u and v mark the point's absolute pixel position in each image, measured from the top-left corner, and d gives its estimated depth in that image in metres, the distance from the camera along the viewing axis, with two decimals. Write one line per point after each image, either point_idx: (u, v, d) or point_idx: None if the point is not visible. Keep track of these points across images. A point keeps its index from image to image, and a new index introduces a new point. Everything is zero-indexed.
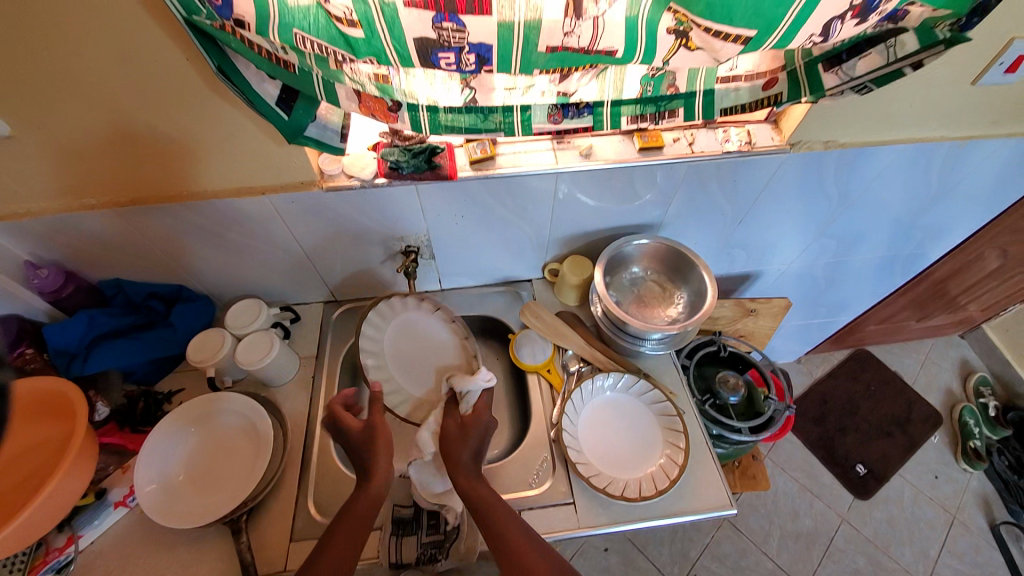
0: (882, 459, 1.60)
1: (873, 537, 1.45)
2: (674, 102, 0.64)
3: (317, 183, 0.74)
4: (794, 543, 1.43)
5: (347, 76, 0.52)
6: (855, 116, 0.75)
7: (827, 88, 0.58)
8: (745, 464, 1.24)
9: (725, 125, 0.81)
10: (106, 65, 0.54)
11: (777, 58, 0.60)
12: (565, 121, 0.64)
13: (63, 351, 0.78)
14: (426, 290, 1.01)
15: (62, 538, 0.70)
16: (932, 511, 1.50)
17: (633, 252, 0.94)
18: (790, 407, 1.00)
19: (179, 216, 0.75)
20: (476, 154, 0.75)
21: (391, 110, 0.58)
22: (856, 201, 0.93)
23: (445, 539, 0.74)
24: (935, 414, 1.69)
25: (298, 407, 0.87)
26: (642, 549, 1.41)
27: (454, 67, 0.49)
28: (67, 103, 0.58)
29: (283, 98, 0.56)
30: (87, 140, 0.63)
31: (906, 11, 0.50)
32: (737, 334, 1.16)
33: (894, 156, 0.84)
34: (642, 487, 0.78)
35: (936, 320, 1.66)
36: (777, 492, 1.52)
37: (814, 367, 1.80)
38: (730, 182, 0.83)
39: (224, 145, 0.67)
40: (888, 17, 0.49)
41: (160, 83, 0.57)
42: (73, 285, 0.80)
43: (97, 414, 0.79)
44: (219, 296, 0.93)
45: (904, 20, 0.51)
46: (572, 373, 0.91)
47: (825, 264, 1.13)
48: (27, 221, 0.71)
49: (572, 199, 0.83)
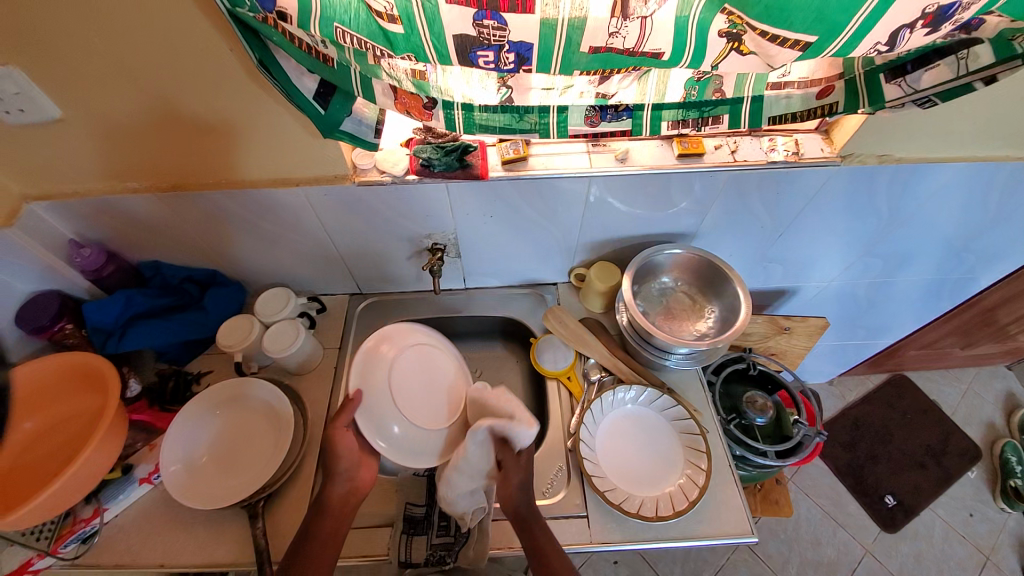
0: (914, 492, 1.51)
1: (900, 573, 1.37)
2: (721, 108, 0.61)
3: (349, 177, 0.74)
4: (814, 572, 1.37)
5: (385, 71, 0.52)
6: (913, 130, 0.70)
7: (887, 100, 0.54)
8: (767, 488, 1.19)
9: (771, 133, 0.77)
10: (152, 54, 0.56)
11: (835, 65, 0.57)
12: (603, 124, 0.62)
13: (101, 328, 0.81)
14: (451, 288, 1.00)
15: (89, 509, 0.72)
16: (966, 550, 1.41)
17: (664, 262, 0.91)
18: (821, 434, 0.95)
19: (214, 204, 0.76)
20: (509, 154, 0.73)
21: (426, 108, 0.57)
22: (907, 219, 0.87)
23: (455, 543, 0.73)
24: (976, 448, 1.59)
25: (318, 397, 0.88)
26: (653, 564, 1.37)
27: (493, 65, 0.48)
28: (116, 90, 0.60)
29: (320, 93, 0.55)
30: (133, 126, 0.65)
31: (982, 20, 0.45)
32: (768, 352, 1.12)
33: (952, 174, 0.78)
34: (660, 506, 0.76)
35: (984, 349, 1.56)
36: (799, 517, 1.46)
37: (847, 390, 1.72)
38: (771, 194, 0.79)
39: (261, 136, 0.68)
40: (961, 27, 0.46)
41: (204, 74, 0.58)
42: (113, 265, 0.83)
43: (129, 391, 0.81)
44: (249, 283, 0.95)
45: (977, 31, 0.47)
46: (593, 382, 0.89)
47: (868, 283, 1.07)
48: (73, 201, 0.74)
49: (604, 204, 0.81)
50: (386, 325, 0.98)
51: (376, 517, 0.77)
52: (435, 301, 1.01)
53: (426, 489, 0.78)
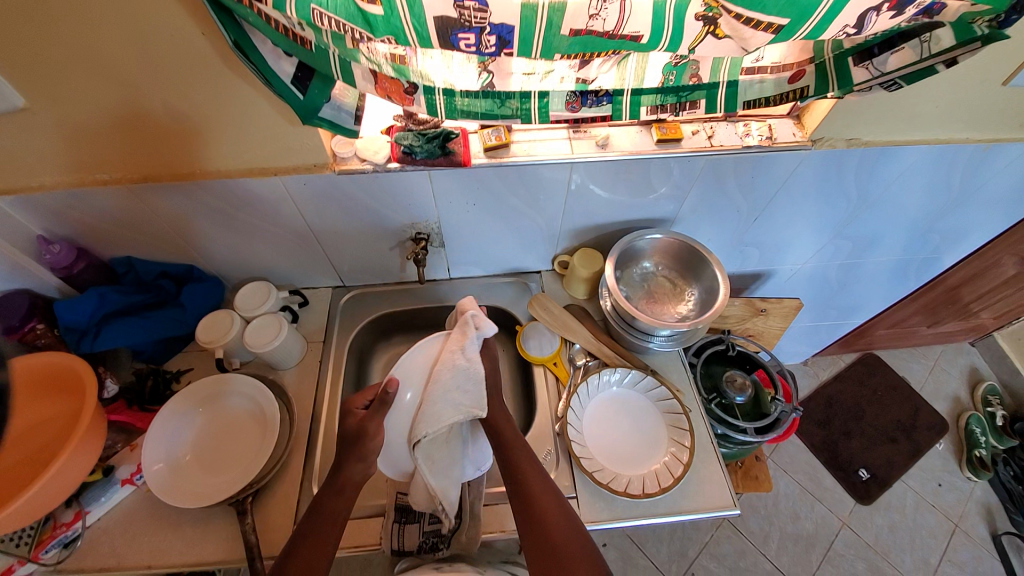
0: (885, 464, 1.59)
1: (874, 543, 1.44)
2: (697, 93, 0.62)
3: (328, 166, 0.73)
4: (793, 545, 1.43)
5: (363, 54, 0.51)
6: (879, 113, 0.73)
7: (855, 83, 0.57)
8: (748, 465, 1.23)
9: (745, 119, 0.79)
10: (120, 38, 0.54)
11: (806, 49, 0.58)
12: (583, 110, 0.62)
13: (74, 328, 0.79)
14: (435, 279, 1.00)
15: (70, 513, 0.71)
16: (934, 519, 1.49)
17: (646, 247, 0.92)
18: (798, 410, 0.99)
19: (190, 196, 0.74)
20: (491, 141, 0.73)
21: (407, 92, 0.57)
22: (875, 202, 0.91)
23: (445, 530, 0.75)
24: (942, 422, 1.67)
25: (304, 391, 0.87)
26: (640, 545, 1.41)
27: (475, 48, 0.48)
28: (82, 78, 0.57)
29: (298, 76, 0.55)
30: (100, 116, 0.63)
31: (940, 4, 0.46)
32: (746, 334, 1.15)
33: (916, 158, 0.82)
34: (646, 484, 0.78)
35: (947, 327, 1.64)
36: (778, 493, 1.52)
37: (821, 370, 1.79)
38: (747, 178, 0.81)
39: (237, 125, 0.66)
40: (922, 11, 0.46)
41: (174, 61, 0.57)
42: (83, 262, 0.80)
43: (107, 391, 0.80)
44: (228, 278, 0.93)
45: (940, 15, 0.47)
46: (579, 367, 0.90)
47: (839, 265, 1.12)
48: (41, 195, 0.71)
49: (585, 190, 0.81)
50: (370, 317, 0.98)
51: (367, 508, 0.76)
52: (420, 292, 1.00)
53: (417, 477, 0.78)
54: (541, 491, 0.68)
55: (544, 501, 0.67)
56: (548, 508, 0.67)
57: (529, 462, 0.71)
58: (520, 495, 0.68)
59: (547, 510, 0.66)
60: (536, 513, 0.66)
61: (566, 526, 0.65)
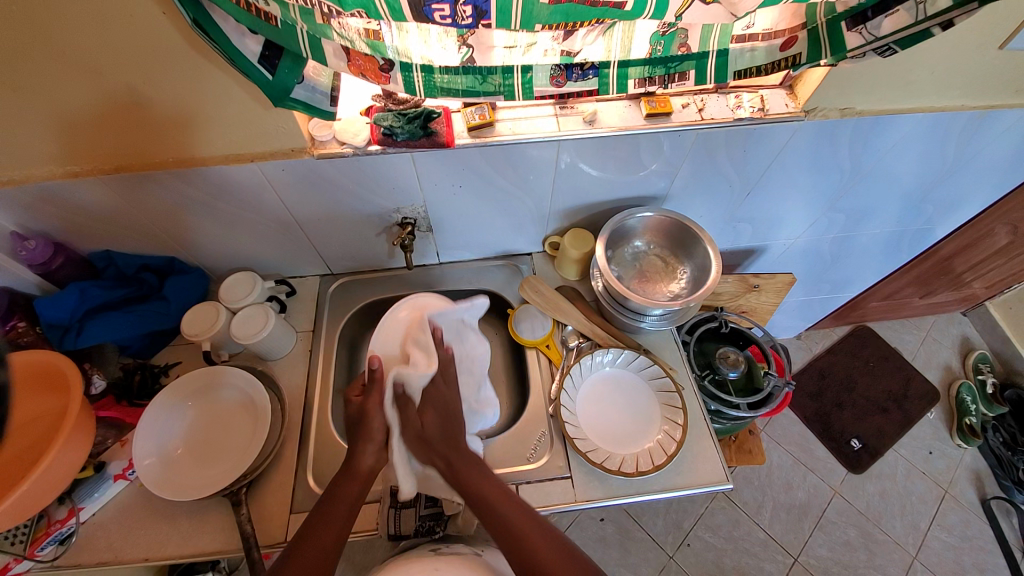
0: (877, 434, 1.61)
1: (866, 510, 1.48)
2: (686, 64, 0.59)
3: (307, 151, 0.70)
4: (787, 514, 1.46)
5: (335, 31, 0.49)
6: (873, 81, 0.71)
7: (849, 48, 0.54)
8: (741, 438, 1.24)
9: (736, 90, 0.77)
10: (75, 19, 0.50)
11: (798, 14, 0.55)
12: (569, 84, 0.60)
13: (56, 324, 0.77)
14: (424, 264, 0.99)
15: (63, 510, 0.70)
16: (924, 485, 1.53)
17: (637, 225, 0.91)
18: (790, 384, 1.00)
19: (166, 185, 0.72)
20: (474, 120, 0.71)
21: (383, 70, 0.55)
22: (868, 174, 0.90)
23: (442, 512, 0.77)
24: (933, 391, 1.69)
25: (295, 381, 0.86)
26: (637, 519, 1.44)
27: (450, 20, 0.45)
28: (39, 63, 0.54)
29: (266, 56, 0.52)
30: (62, 103, 0.60)
31: None
32: (739, 310, 1.15)
33: (911, 127, 0.80)
34: (640, 462, 0.78)
35: (939, 297, 1.64)
36: (772, 465, 1.54)
37: (814, 343, 1.80)
38: (738, 152, 0.80)
39: (209, 110, 0.63)
40: None
41: (137, 42, 0.54)
42: (61, 257, 0.78)
43: (93, 387, 0.78)
44: (212, 269, 0.91)
45: None
46: (572, 348, 0.90)
47: (832, 239, 1.11)
48: (10, 190, 0.68)
49: (575, 169, 0.79)
50: (360, 304, 0.96)
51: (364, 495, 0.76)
52: (410, 278, 0.99)
53: None
54: (521, 518, 0.63)
55: (528, 531, 0.61)
56: (533, 533, 0.62)
57: (495, 488, 0.66)
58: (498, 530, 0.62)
59: (532, 536, 0.61)
60: (520, 542, 0.61)
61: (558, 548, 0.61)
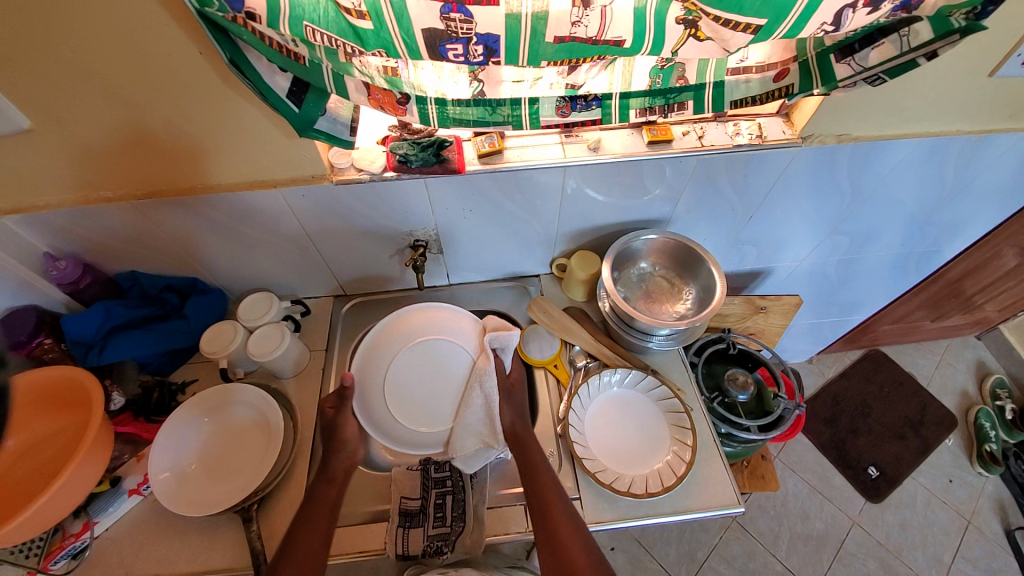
0: (895, 462, 1.57)
1: (886, 541, 1.42)
2: (685, 94, 0.63)
3: (327, 177, 0.74)
4: (804, 545, 1.41)
5: (357, 69, 0.53)
6: (867, 109, 0.74)
7: (839, 79, 0.57)
8: (754, 464, 1.22)
9: (735, 118, 0.80)
10: (123, 58, 0.56)
11: (789, 48, 0.59)
12: (574, 114, 0.63)
13: (81, 341, 0.80)
14: (434, 285, 1.01)
15: (78, 524, 0.71)
16: (947, 515, 1.47)
17: (642, 248, 0.93)
18: (800, 407, 0.99)
19: (192, 210, 0.76)
20: (485, 148, 0.75)
21: (399, 103, 0.58)
22: (869, 197, 0.92)
23: (451, 533, 0.74)
24: (951, 416, 1.65)
25: (308, 399, 0.88)
26: (649, 548, 1.40)
27: (462, 58, 0.49)
28: (85, 97, 0.59)
29: (293, 91, 0.56)
30: (106, 135, 0.65)
31: (849, 15, 0.47)
32: (747, 332, 1.15)
33: (907, 152, 0.82)
34: (648, 484, 0.78)
35: (951, 321, 1.63)
36: (787, 493, 1.51)
37: (826, 367, 1.77)
38: (739, 177, 0.82)
39: (234, 137, 0.68)
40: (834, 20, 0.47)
41: (174, 78, 0.59)
42: (90, 277, 0.82)
43: (113, 403, 0.81)
44: (231, 290, 0.95)
45: (847, 26, 0.48)
46: (579, 368, 0.91)
47: (837, 261, 1.12)
48: (47, 214, 0.73)
49: (581, 194, 0.83)
50: (372, 325, 0.99)
51: (371, 513, 0.76)
52: (420, 299, 1.02)
53: (420, 482, 0.78)
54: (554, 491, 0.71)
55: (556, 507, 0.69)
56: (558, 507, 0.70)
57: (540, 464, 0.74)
58: (536, 504, 0.70)
59: (558, 514, 0.69)
60: (547, 515, 0.69)
61: (578, 532, 0.68)
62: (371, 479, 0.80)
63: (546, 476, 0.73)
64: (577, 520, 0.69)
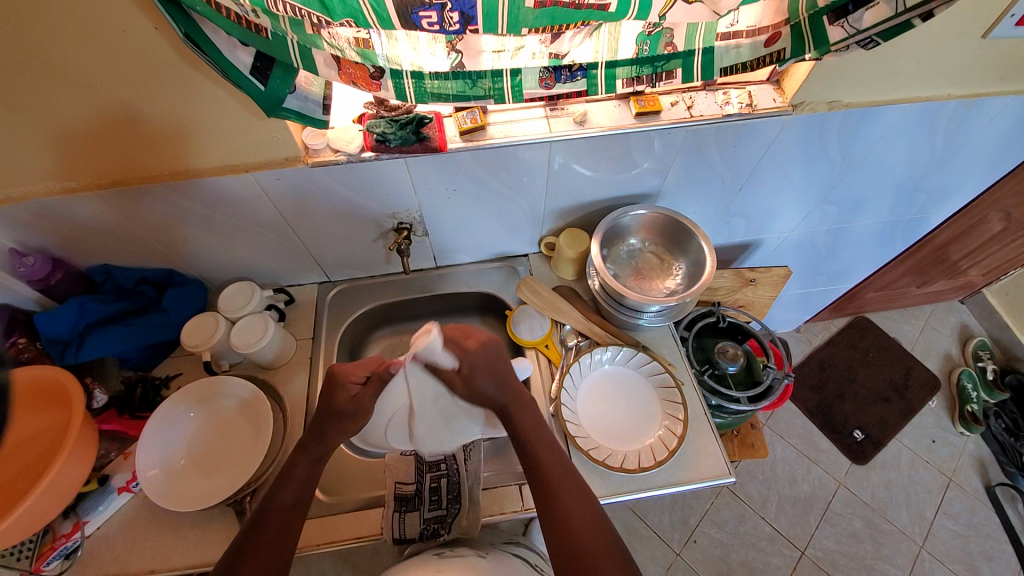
0: (879, 424, 1.62)
1: (871, 501, 1.48)
2: (673, 62, 0.60)
3: (302, 159, 0.71)
4: (793, 508, 1.46)
5: (325, 41, 0.49)
6: (859, 74, 0.72)
7: (831, 42, 0.55)
8: (744, 433, 1.24)
9: (725, 87, 0.77)
10: (71, 36, 0.51)
11: (780, 11, 0.56)
12: (558, 86, 0.61)
13: (57, 339, 0.77)
14: (421, 268, 0.99)
15: (68, 524, 0.70)
16: (928, 474, 1.53)
17: (631, 223, 0.92)
18: (789, 376, 1.00)
19: (162, 198, 0.72)
20: (466, 124, 0.72)
21: (373, 78, 0.55)
22: (860, 165, 0.91)
23: (446, 515, 0.77)
24: (934, 379, 1.70)
25: (297, 388, 0.87)
26: (643, 517, 1.44)
27: (437, 27, 0.46)
28: (34, 81, 0.55)
29: (258, 67, 0.53)
30: (62, 121, 0.61)
31: None
32: (737, 305, 1.16)
33: (899, 118, 0.81)
34: (641, 458, 0.79)
35: (936, 286, 1.65)
36: (776, 458, 1.55)
37: (814, 336, 1.80)
38: (729, 148, 0.80)
39: (201, 119, 0.64)
40: None
41: (129, 56, 0.54)
42: (60, 272, 0.79)
43: (95, 401, 0.78)
44: (211, 280, 0.92)
45: None
46: (570, 348, 0.90)
47: (826, 231, 1.12)
48: (6, 208, 0.69)
49: (568, 170, 0.80)
50: (359, 311, 0.97)
51: (369, 499, 0.77)
52: (407, 282, 1.00)
53: (414, 466, 0.78)
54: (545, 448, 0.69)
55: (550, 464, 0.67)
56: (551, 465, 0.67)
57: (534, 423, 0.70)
58: (526, 456, 0.68)
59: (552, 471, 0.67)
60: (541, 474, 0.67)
61: (573, 486, 0.66)
62: (366, 465, 0.80)
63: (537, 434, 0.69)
64: (571, 471, 0.68)
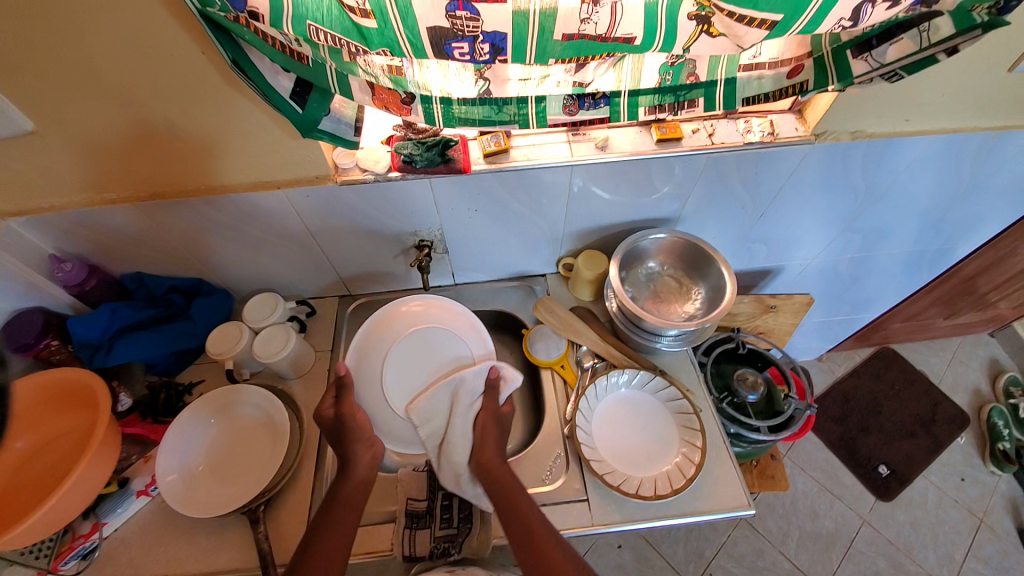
0: (905, 460, 1.55)
1: (896, 540, 1.41)
2: (695, 91, 0.61)
3: (331, 178, 0.74)
4: (813, 544, 1.40)
5: (361, 68, 0.52)
6: (883, 105, 0.72)
7: (855, 75, 0.55)
8: (763, 464, 1.21)
9: (746, 115, 0.78)
10: (124, 59, 0.55)
11: (803, 44, 0.57)
12: (581, 112, 0.62)
13: (88, 343, 0.80)
14: (440, 285, 1.01)
15: (87, 525, 0.72)
16: (958, 514, 1.45)
17: (649, 247, 0.92)
18: (811, 407, 0.98)
19: (196, 211, 0.76)
20: (491, 147, 0.74)
21: (405, 102, 0.58)
22: (883, 194, 0.90)
23: (458, 534, 0.74)
24: (963, 414, 1.63)
25: (314, 400, 0.88)
26: (656, 546, 1.40)
27: (468, 57, 0.48)
28: (87, 100, 0.59)
29: (297, 91, 0.56)
30: (108, 135, 0.64)
31: (869, 10, 0.45)
32: (756, 331, 1.14)
33: (923, 148, 0.80)
34: (657, 486, 0.77)
35: (964, 318, 1.60)
36: (795, 492, 1.49)
37: (836, 365, 1.75)
38: (750, 175, 0.81)
39: (238, 138, 0.67)
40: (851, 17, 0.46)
41: (175, 78, 0.58)
42: (94, 279, 0.82)
43: (120, 404, 0.81)
44: (236, 290, 0.95)
45: (866, 20, 0.47)
46: (587, 369, 0.90)
47: (849, 259, 1.10)
48: (51, 216, 0.73)
49: (588, 193, 0.81)
50: None
51: (380, 513, 0.76)
52: None
53: (426, 483, 0.78)
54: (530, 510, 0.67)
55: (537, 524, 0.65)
56: (538, 526, 0.65)
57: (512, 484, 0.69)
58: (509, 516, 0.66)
59: (538, 532, 0.65)
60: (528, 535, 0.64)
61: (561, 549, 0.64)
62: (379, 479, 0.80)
63: (516, 496, 0.68)
64: (557, 534, 0.66)
